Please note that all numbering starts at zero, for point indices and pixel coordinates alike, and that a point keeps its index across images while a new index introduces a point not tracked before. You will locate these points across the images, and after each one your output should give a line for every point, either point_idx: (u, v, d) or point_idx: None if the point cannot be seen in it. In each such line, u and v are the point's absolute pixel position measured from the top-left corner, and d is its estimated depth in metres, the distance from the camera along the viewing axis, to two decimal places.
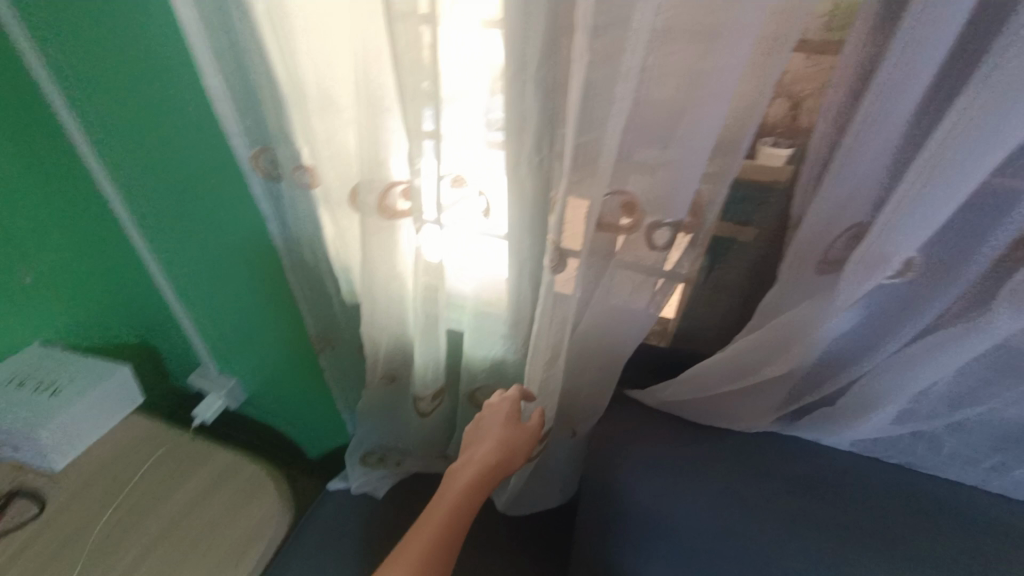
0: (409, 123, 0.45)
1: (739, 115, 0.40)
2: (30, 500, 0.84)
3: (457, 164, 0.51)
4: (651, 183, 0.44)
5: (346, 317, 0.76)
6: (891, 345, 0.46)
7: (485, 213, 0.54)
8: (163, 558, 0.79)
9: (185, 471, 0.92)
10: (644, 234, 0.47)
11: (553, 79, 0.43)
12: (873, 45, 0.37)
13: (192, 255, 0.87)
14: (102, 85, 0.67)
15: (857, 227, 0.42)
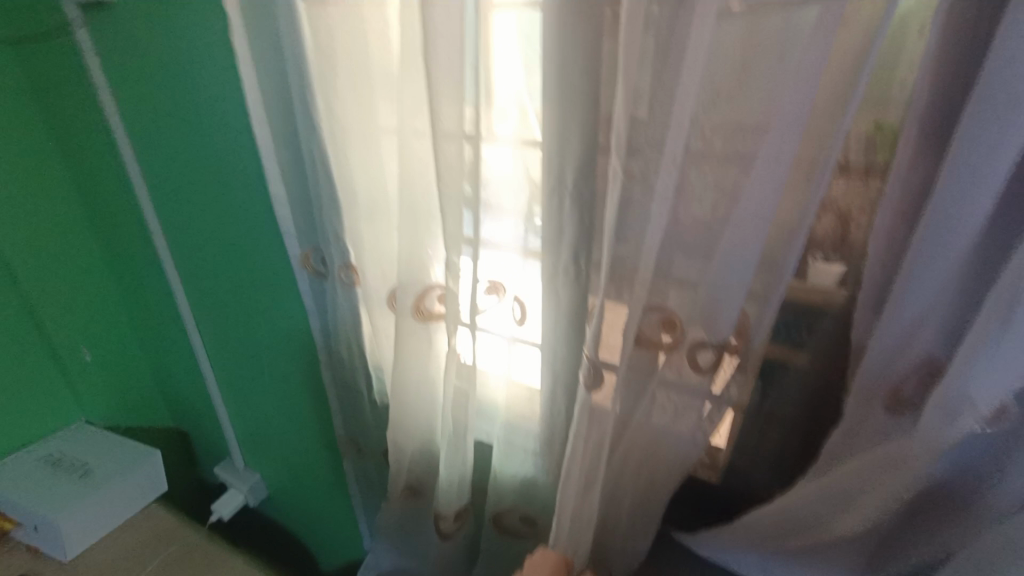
0: (449, 229, 0.47)
1: (782, 237, 0.39)
2: None
3: (493, 271, 0.51)
4: (692, 300, 0.42)
5: (373, 418, 0.74)
6: (996, 504, 0.38)
7: (520, 321, 0.53)
8: None
9: (190, 572, 0.87)
10: (686, 353, 0.44)
11: (589, 196, 0.44)
12: (922, 172, 0.36)
13: (238, 344, 0.90)
14: (186, 190, 0.77)
15: (929, 362, 0.37)
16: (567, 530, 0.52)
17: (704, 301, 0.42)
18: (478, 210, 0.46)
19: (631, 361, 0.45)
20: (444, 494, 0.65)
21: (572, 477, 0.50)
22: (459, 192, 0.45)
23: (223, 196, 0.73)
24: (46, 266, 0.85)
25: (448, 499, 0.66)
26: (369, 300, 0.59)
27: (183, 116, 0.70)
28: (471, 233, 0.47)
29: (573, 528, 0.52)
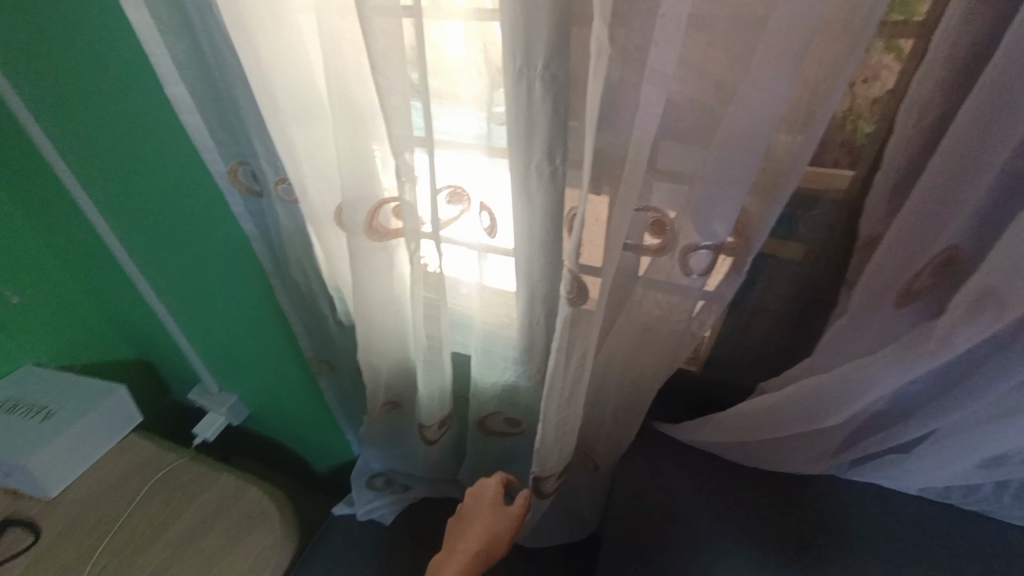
0: (397, 130, 0.39)
1: (792, 117, 0.34)
2: (22, 532, 0.80)
3: (454, 176, 0.44)
4: (683, 197, 0.38)
5: (341, 338, 0.71)
6: (974, 400, 0.38)
7: (489, 231, 0.47)
8: None
9: (184, 492, 0.88)
10: (676, 255, 0.41)
11: (564, 79, 0.36)
12: (982, 29, 0.29)
13: (176, 270, 0.81)
14: (57, 95, 0.62)
15: (951, 251, 0.35)
16: (552, 443, 0.53)
17: (696, 198, 0.38)
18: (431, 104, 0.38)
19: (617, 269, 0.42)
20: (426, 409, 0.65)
21: (555, 391, 0.48)
22: (405, 83, 0.37)
23: (114, 98, 0.60)
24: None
25: (431, 412, 0.65)
26: (317, 220, 0.52)
27: None
28: (425, 133, 0.39)
29: (558, 437, 0.53)
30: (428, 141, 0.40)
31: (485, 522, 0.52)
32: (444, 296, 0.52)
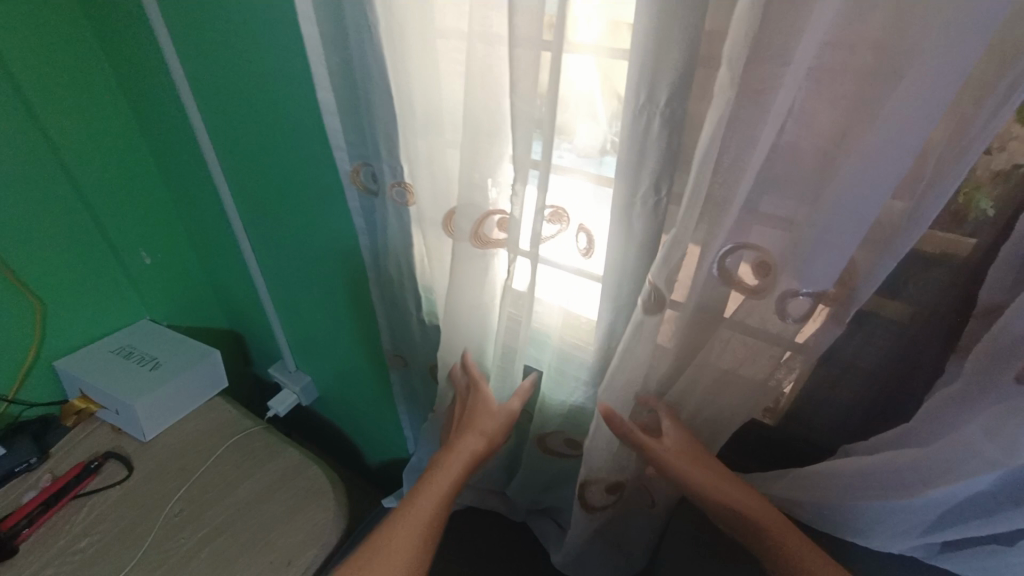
0: (517, 150, 0.42)
1: (913, 174, 0.34)
2: (119, 466, 0.91)
3: (558, 197, 0.47)
4: (786, 241, 0.39)
5: (420, 336, 0.75)
6: None
7: (584, 253, 0.50)
8: (224, 542, 0.81)
9: (255, 457, 0.95)
10: (772, 299, 0.41)
11: (682, 117, 0.38)
12: None
13: (285, 253, 0.90)
14: (219, 89, 0.74)
15: None
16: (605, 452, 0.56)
17: (801, 243, 0.38)
18: (553, 130, 0.41)
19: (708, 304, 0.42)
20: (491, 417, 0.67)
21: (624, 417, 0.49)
22: (531, 107, 0.40)
23: (267, 99, 0.69)
24: (95, 166, 0.87)
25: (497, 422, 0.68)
26: (425, 224, 0.56)
27: (225, 6, 0.64)
28: (541, 155, 0.42)
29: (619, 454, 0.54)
30: (543, 163, 0.43)
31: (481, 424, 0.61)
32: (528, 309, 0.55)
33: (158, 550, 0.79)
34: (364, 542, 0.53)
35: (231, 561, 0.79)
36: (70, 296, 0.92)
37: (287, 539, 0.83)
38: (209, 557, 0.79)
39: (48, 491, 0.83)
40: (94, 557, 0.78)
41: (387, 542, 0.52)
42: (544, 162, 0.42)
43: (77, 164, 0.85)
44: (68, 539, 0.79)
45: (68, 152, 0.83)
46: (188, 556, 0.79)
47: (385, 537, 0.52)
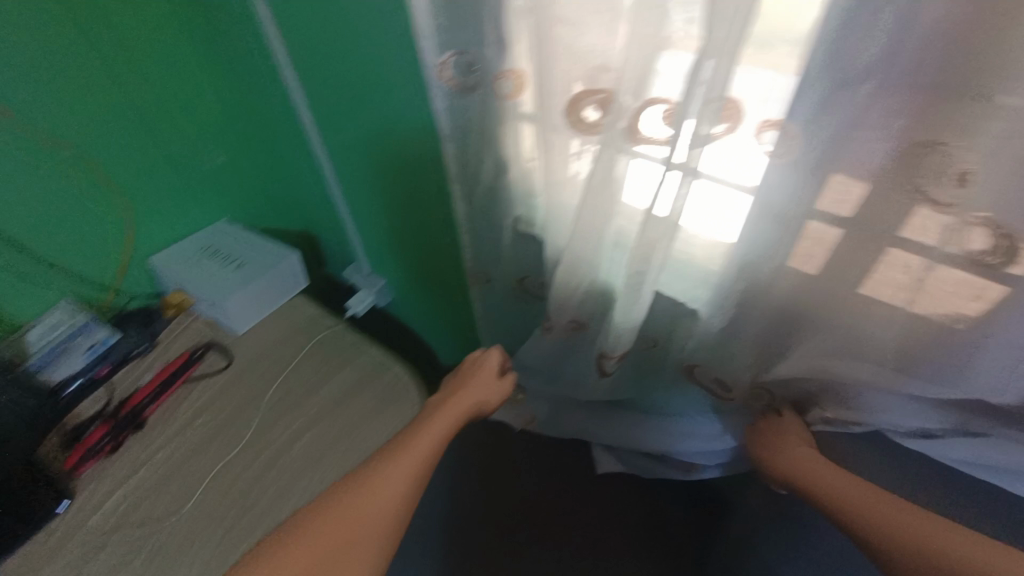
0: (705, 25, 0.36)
1: None
2: (219, 357, 0.97)
3: (742, 91, 0.43)
4: (1012, 136, 0.35)
5: (513, 252, 0.74)
6: None
7: (746, 156, 0.46)
8: (320, 433, 0.87)
9: (340, 355, 0.99)
10: (968, 202, 0.39)
11: None
12: None
13: (364, 156, 0.87)
14: None
15: None
16: (723, 325, 0.59)
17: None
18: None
19: (909, 213, 0.41)
20: (611, 337, 0.66)
21: (797, 289, 0.52)
22: None
23: None
24: (163, 63, 0.88)
25: (615, 343, 0.66)
26: (541, 122, 0.52)
27: None
28: (731, 30, 0.36)
29: (763, 330, 0.57)
30: (728, 45, 0.37)
31: (480, 391, 0.75)
32: (663, 233, 0.51)
33: (264, 432, 0.86)
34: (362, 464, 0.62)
35: (322, 464, 0.83)
36: (149, 197, 0.97)
37: (388, 442, 0.87)
38: (304, 455, 0.84)
39: (153, 385, 0.90)
40: (208, 438, 0.85)
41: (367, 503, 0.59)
42: (730, 40, 0.37)
43: (149, 60, 0.87)
44: (183, 423, 0.87)
45: (141, 50, 0.85)
46: (289, 453, 0.84)
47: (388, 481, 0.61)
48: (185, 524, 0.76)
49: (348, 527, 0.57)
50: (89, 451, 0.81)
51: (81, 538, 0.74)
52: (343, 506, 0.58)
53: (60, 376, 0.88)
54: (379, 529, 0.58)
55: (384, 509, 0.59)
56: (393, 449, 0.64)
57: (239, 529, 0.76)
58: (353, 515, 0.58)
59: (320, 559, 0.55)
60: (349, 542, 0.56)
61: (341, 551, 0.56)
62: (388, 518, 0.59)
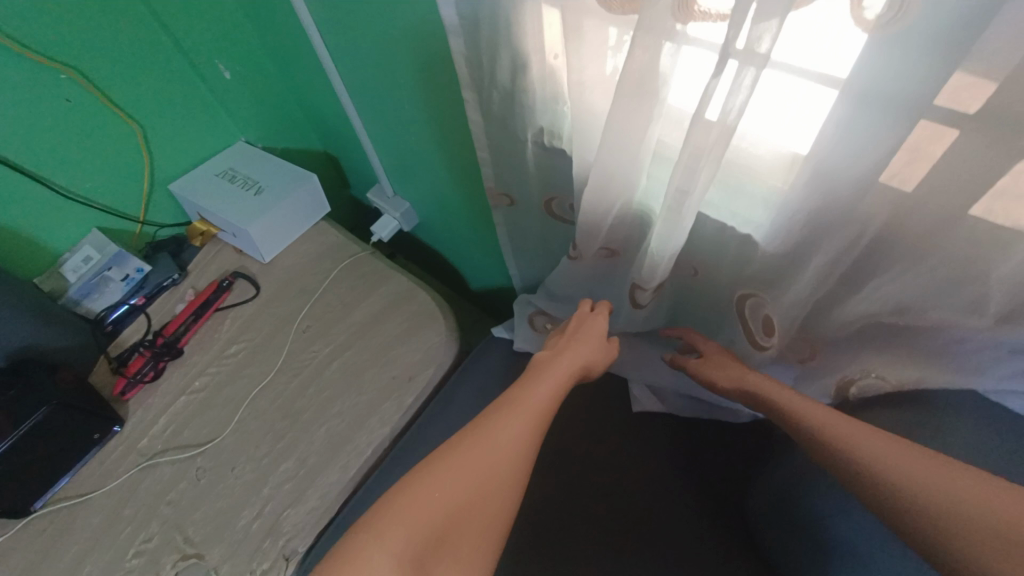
0: None
1: None
2: (247, 285, 0.97)
3: None
4: None
5: (539, 171, 0.65)
6: None
7: (835, 33, 0.36)
8: (349, 359, 0.87)
9: (367, 282, 0.97)
10: None
11: None
12: None
13: (371, 65, 0.78)
14: None
15: None
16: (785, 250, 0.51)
17: None
18: None
19: None
20: (646, 266, 0.58)
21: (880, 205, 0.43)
22: None
23: None
24: None
25: (652, 273, 0.58)
26: (568, 5, 0.41)
27: None
28: None
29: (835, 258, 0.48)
30: None
31: (590, 346, 0.63)
32: (718, 145, 0.42)
33: (296, 358, 0.87)
34: (481, 413, 0.52)
35: (353, 389, 0.84)
36: (161, 117, 0.92)
37: (417, 368, 0.86)
38: (334, 381, 0.85)
39: (186, 313, 0.91)
40: (243, 363, 0.87)
41: (480, 464, 0.48)
42: None
43: None
44: (217, 350, 0.89)
45: None
46: (320, 380, 0.85)
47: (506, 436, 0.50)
48: (227, 445, 0.79)
49: (470, 481, 0.47)
50: (132, 377, 0.84)
51: (139, 453, 0.79)
52: (465, 459, 0.48)
53: (100, 306, 0.91)
54: (501, 490, 0.48)
55: (504, 473, 0.48)
56: (508, 399, 0.54)
57: (277, 450, 0.78)
58: (477, 467, 0.48)
59: (442, 524, 0.45)
60: (475, 512, 0.46)
61: (460, 513, 0.46)
62: (502, 496, 0.47)
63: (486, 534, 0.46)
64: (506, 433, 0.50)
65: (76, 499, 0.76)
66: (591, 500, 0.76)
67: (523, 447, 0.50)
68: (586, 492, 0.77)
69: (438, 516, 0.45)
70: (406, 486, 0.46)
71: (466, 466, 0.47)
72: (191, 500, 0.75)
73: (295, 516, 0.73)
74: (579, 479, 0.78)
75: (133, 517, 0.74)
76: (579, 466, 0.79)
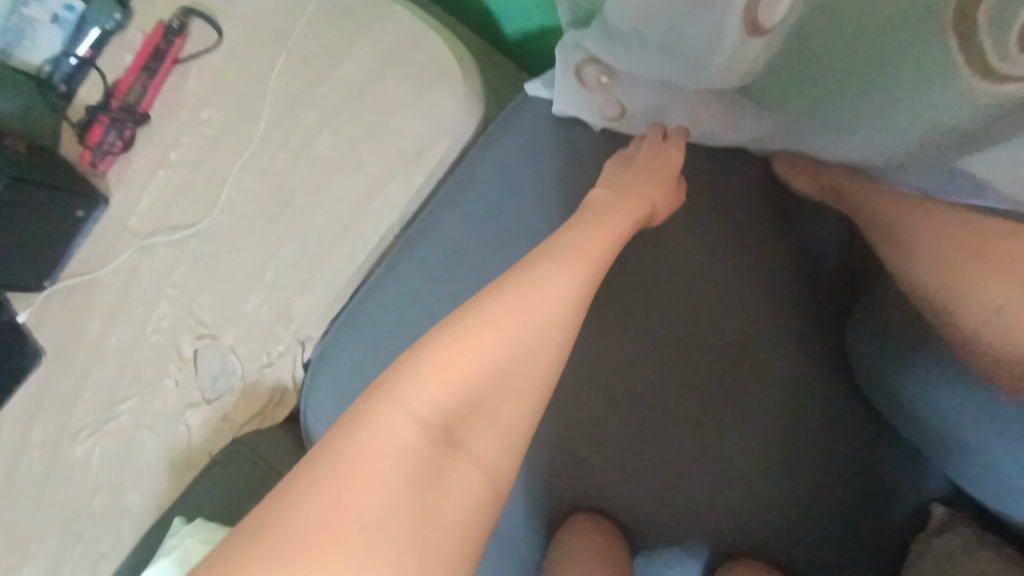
0: None
1: None
2: (208, 29, 0.73)
3: None
4: None
5: None
6: None
7: None
8: (344, 128, 0.69)
9: (356, 22, 0.71)
10: None
11: None
12: None
13: None
14: None
15: None
16: None
17: None
18: None
19: None
20: None
21: None
22: None
23: None
24: None
25: None
26: None
27: None
28: None
29: None
30: None
31: (655, 189, 0.56)
32: None
33: (279, 128, 0.70)
34: (518, 262, 0.43)
35: (352, 167, 0.69)
36: None
37: (428, 140, 0.68)
38: (329, 157, 0.69)
39: (136, 67, 0.70)
40: (219, 134, 0.71)
41: (521, 313, 0.39)
42: None
43: None
44: (188, 116, 0.72)
45: None
46: (310, 156, 0.69)
47: (551, 282, 0.41)
48: (220, 228, 0.69)
49: (510, 335, 0.38)
50: (99, 148, 0.70)
51: (130, 235, 0.71)
52: (504, 313, 0.39)
53: (40, 58, 0.71)
54: (546, 344, 0.39)
55: (549, 322, 0.39)
56: (554, 247, 0.44)
57: (274, 236, 0.69)
58: (516, 322, 0.39)
59: (477, 387, 0.37)
60: (517, 368, 0.38)
61: (499, 371, 0.37)
62: (547, 350, 0.39)
63: (527, 391, 0.38)
64: (552, 278, 0.41)
65: (83, 278, 0.71)
66: (655, 364, 0.63)
67: (573, 298, 0.41)
68: (650, 355, 0.63)
69: (472, 369, 0.37)
70: (432, 343, 0.37)
71: (503, 313, 0.39)
72: (195, 284, 0.69)
73: (304, 305, 0.68)
74: (632, 338, 0.63)
75: (142, 299, 0.69)
76: (651, 313, 0.64)
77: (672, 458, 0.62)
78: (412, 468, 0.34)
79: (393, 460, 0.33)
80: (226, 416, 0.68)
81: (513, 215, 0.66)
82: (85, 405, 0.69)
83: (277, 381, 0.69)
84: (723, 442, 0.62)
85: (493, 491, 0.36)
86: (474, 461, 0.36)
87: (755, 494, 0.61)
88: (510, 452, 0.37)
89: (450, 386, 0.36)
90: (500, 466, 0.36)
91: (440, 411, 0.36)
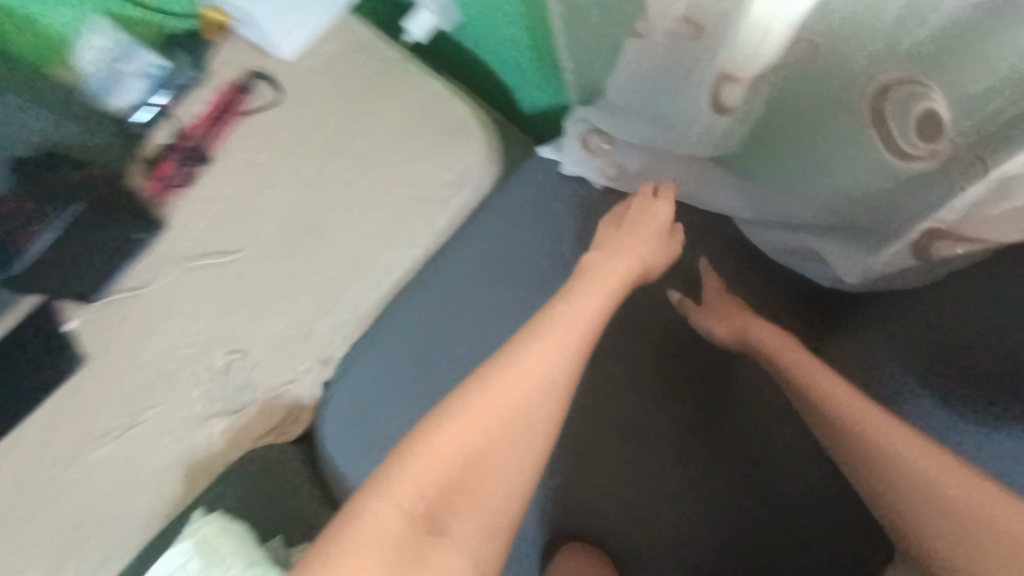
0: None
1: None
2: (270, 87, 0.85)
3: None
4: None
5: None
6: None
7: None
8: (380, 175, 0.80)
9: (394, 90, 0.84)
10: None
11: None
12: None
13: None
14: None
15: None
16: None
17: None
18: None
19: None
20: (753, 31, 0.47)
21: None
22: None
23: None
24: None
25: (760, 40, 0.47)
26: None
27: None
28: None
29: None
30: None
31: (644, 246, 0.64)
32: None
33: (322, 172, 0.81)
34: (490, 360, 0.53)
35: (384, 209, 0.78)
36: None
37: (451, 188, 0.79)
38: (364, 199, 0.79)
39: (207, 115, 0.83)
40: (269, 174, 0.82)
41: (494, 414, 0.50)
42: None
43: None
44: (244, 158, 0.83)
45: None
46: (347, 197, 0.79)
47: (519, 383, 0.51)
48: (261, 254, 0.78)
49: (480, 438, 0.49)
50: (166, 180, 0.81)
51: (179, 257, 0.79)
52: (478, 414, 0.50)
53: (123, 105, 0.82)
54: (509, 440, 0.50)
55: (518, 421, 0.51)
56: (521, 343, 0.54)
57: (308, 264, 0.77)
58: (489, 424, 0.50)
59: (456, 478, 0.48)
60: (486, 462, 0.49)
61: (471, 465, 0.48)
62: (516, 440, 0.50)
63: (498, 477, 0.49)
64: (519, 380, 0.52)
65: (129, 294, 0.77)
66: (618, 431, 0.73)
67: (537, 394, 0.52)
68: (614, 425, 0.73)
69: (449, 464, 0.48)
70: (422, 448, 0.48)
71: (478, 413, 0.50)
72: (232, 303, 0.76)
73: (329, 326, 0.75)
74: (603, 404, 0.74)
75: (182, 315, 0.76)
76: (621, 375, 0.75)
77: (639, 512, 0.71)
78: (399, 553, 0.44)
79: (384, 544, 0.44)
80: (245, 427, 0.73)
81: (523, 257, 0.74)
82: (113, 411, 0.73)
83: (297, 397, 0.74)
84: (683, 500, 0.71)
85: (470, 560, 0.47)
86: (453, 541, 0.47)
87: (709, 547, 0.70)
88: (485, 528, 0.48)
89: (431, 479, 0.47)
90: (475, 540, 0.47)
91: (426, 502, 0.47)
